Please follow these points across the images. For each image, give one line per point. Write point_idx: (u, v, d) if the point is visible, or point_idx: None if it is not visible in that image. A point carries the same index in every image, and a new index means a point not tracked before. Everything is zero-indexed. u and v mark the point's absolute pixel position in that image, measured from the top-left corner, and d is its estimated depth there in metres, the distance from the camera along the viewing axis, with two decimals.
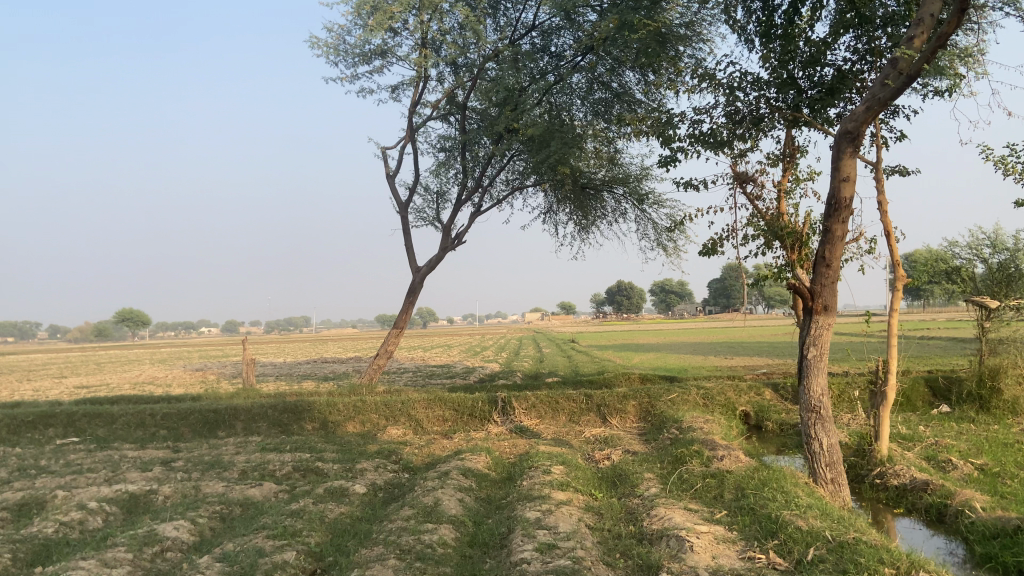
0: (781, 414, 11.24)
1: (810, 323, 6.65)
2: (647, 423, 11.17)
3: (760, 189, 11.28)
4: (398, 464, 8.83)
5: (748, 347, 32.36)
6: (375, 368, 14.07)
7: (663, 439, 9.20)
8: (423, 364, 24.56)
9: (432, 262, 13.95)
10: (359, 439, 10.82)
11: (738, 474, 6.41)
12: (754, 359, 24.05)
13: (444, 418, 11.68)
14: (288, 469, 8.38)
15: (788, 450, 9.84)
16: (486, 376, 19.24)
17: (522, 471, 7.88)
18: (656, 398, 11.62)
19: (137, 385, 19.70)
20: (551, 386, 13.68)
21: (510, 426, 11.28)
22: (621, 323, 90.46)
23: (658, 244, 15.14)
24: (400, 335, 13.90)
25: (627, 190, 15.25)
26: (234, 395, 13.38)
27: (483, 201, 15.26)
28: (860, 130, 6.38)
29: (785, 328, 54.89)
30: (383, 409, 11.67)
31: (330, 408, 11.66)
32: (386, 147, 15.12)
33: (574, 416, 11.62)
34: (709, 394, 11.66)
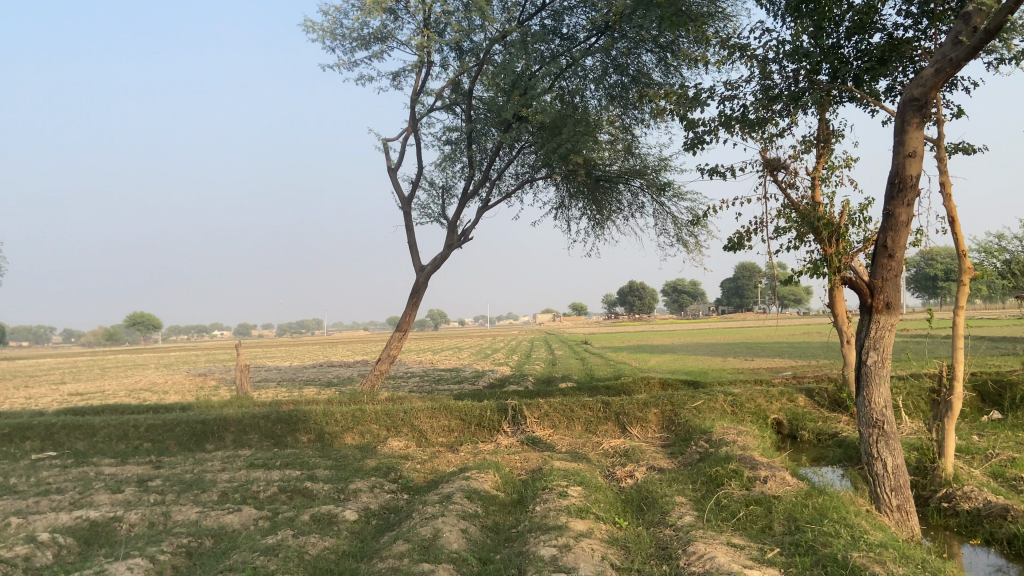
0: (817, 423, 10.27)
1: (868, 324, 5.70)
2: (671, 433, 10.25)
3: (793, 177, 10.33)
4: (396, 483, 7.95)
5: (768, 348, 31.29)
6: (376, 375, 13.17)
7: (692, 454, 8.27)
8: (432, 367, 23.72)
9: (437, 260, 13.08)
10: (357, 452, 9.96)
11: (787, 500, 5.49)
12: (777, 361, 23.03)
13: (450, 428, 10.79)
14: (273, 490, 7.53)
15: (829, 463, 8.87)
16: (496, 380, 18.33)
17: (534, 493, 6.98)
18: (680, 406, 10.68)
19: (134, 392, 18.98)
20: (565, 392, 12.77)
21: (521, 438, 10.38)
22: (634, 324, 89.31)
23: (678, 240, 14.23)
24: (403, 338, 13.00)
25: (645, 182, 14.32)
26: (228, 405, 12.57)
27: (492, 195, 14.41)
28: (929, 96, 5.40)
29: (803, 328, 53.67)
30: (383, 419, 10.80)
31: (326, 418, 10.80)
32: (387, 139, 14.27)
33: (591, 426, 10.70)
34: (738, 401, 10.71)
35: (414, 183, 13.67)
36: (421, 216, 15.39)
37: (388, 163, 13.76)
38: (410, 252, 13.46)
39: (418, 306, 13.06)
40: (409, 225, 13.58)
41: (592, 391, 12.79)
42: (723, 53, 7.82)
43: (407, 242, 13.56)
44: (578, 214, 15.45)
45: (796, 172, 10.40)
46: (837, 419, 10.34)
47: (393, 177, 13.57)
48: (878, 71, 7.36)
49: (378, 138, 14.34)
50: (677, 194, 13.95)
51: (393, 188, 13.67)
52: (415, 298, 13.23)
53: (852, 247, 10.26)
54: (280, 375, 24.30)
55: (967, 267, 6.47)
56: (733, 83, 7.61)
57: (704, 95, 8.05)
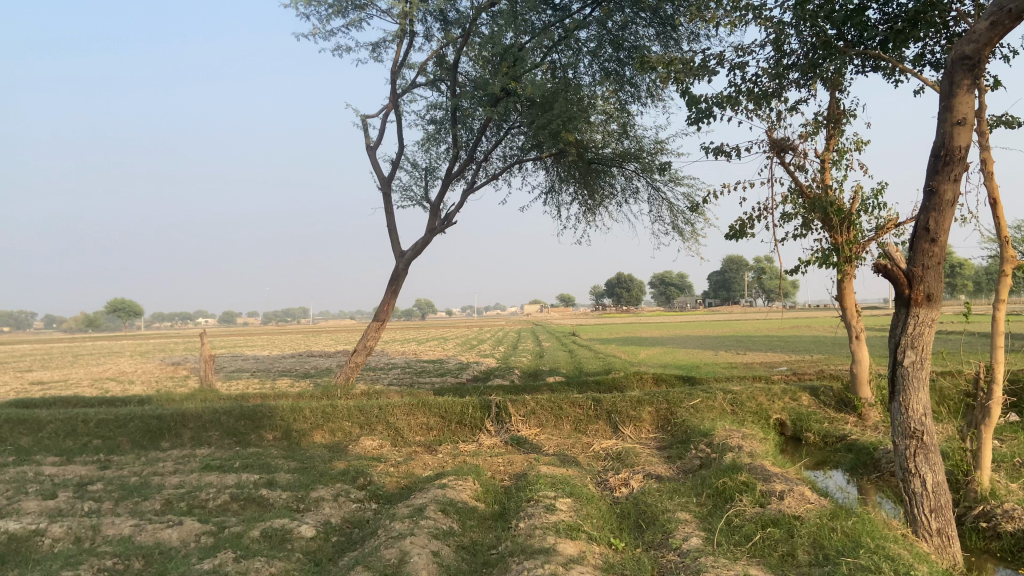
0: (823, 424, 9.54)
1: (904, 318, 4.93)
2: (666, 434, 9.50)
3: (801, 159, 9.57)
4: (364, 490, 7.13)
5: (759, 342, 30.65)
6: (352, 367, 12.32)
7: (692, 460, 7.50)
8: (415, 359, 22.84)
9: (418, 246, 12.22)
10: (325, 454, 9.14)
11: (810, 522, 4.74)
12: (770, 355, 22.36)
13: (429, 426, 9.99)
14: (224, 499, 6.72)
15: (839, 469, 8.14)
16: (481, 373, 17.52)
17: (518, 506, 6.18)
18: (676, 405, 9.90)
19: (99, 382, 18.06)
20: (553, 388, 11.99)
21: (505, 437, 9.60)
22: (622, 316, 88.70)
23: (674, 228, 13.46)
24: (381, 329, 12.15)
25: (640, 166, 13.55)
26: (191, 398, 11.70)
27: (478, 177, 13.56)
28: (983, 54, 4.63)
29: (793, 321, 53.20)
30: (356, 415, 9.99)
31: (294, 415, 9.98)
32: (367, 115, 13.37)
33: (580, 425, 9.92)
34: (739, 399, 9.96)
35: (395, 163, 12.78)
36: (402, 199, 14.53)
37: (366, 141, 12.85)
38: (390, 235, 12.57)
39: (399, 294, 12.22)
40: (388, 207, 12.71)
41: (581, 387, 12.01)
42: (735, 14, 7.02)
43: (387, 225, 12.67)
44: (569, 199, 14.67)
45: (804, 154, 9.64)
46: (845, 421, 9.61)
47: (372, 155, 12.67)
48: (907, 36, 6.59)
49: (356, 114, 13.44)
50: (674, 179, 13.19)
51: (372, 167, 12.76)
52: (394, 286, 12.37)
53: (863, 235, 9.51)
54: (257, 365, 23.40)
55: (1010, 255, 5.59)
56: (745, 48, 6.82)
57: (712, 64, 7.28)
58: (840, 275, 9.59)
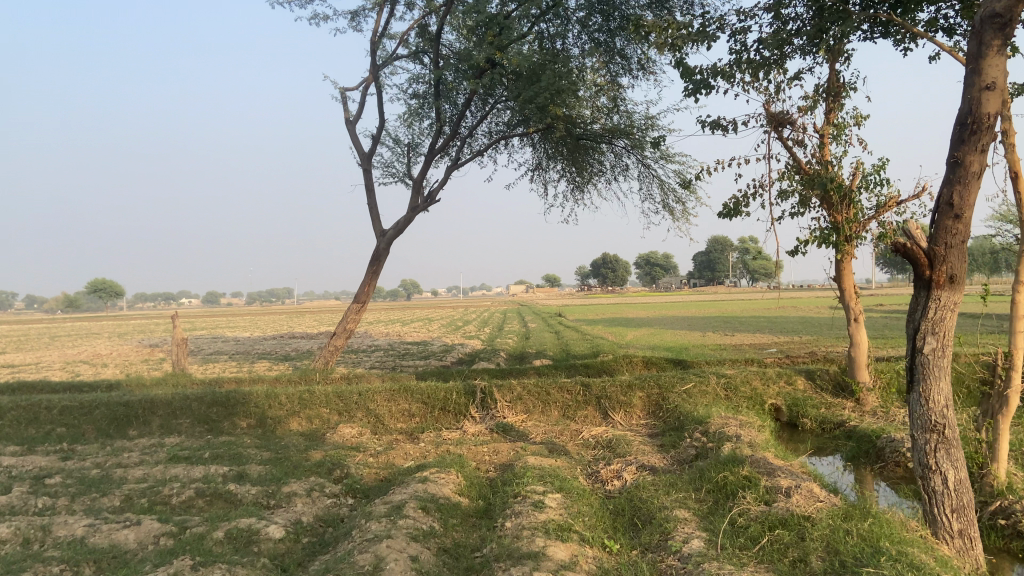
0: (820, 409, 9.21)
1: (923, 301, 4.54)
2: (658, 421, 9.13)
3: (800, 134, 9.12)
4: (339, 484, 6.69)
5: (746, 323, 30.40)
6: (331, 350, 11.84)
7: (687, 450, 7.13)
8: (400, 341, 22.37)
9: (400, 225, 11.72)
10: (301, 443, 8.70)
11: (822, 524, 4.38)
12: (760, 336, 22.07)
13: (411, 413, 9.57)
14: (188, 495, 6.27)
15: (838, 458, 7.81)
16: (465, 355, 17.10)
17: (503, 503, 5.77)
18: (668, 390, 9.53)
19: (71, 365, 17.48)
20: (540, 372, 11.58)
21: (491, 424, 9.19)
22: (608, 296, 88.55)
23: (665, 207, 13.02)
24: (361, 311, 11.67)
25: (631, 142, 13.07)
26: (162, 384, 11.21)
27: (462, 153, 13.02)
28: (1016, 11, 4.19)
29: (779, 302, 53.15)
30: (335, 401, 9.55)
31: (269, 401, 9.52)
32: (346, 88, 12.79)
33: (569, 411, 9.53)
34: (733, 383, 9.60)
35: (376, 138, 12.22)
36: (384, 176, 13.99)
37: (345, 114, 12.26)
38: (370, 214, 12.04)
39: (379, 275, 11.74)
40: (368, 184, 12.16)
41: (569, 371, 11.62)
42: None
43: (366, 203, 12.13)
44: (556, 177, 14.18)
45: (803, 128, 9.19)
46: (842, 406, 9.28)
47: (351, 130, 12.09)
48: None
49: (335, 87, 12.85)
50: (665, 155, 12.73)
51: (351, 142, 12.19)
52: (375, 267, 11.88)
53: (864, 214, 9.11)
54: (236, 347, 22.87)
55: None
56: (749, 10, 6.34)
57: (710, 29, 6.83)
58: (839, 255, 9.21)
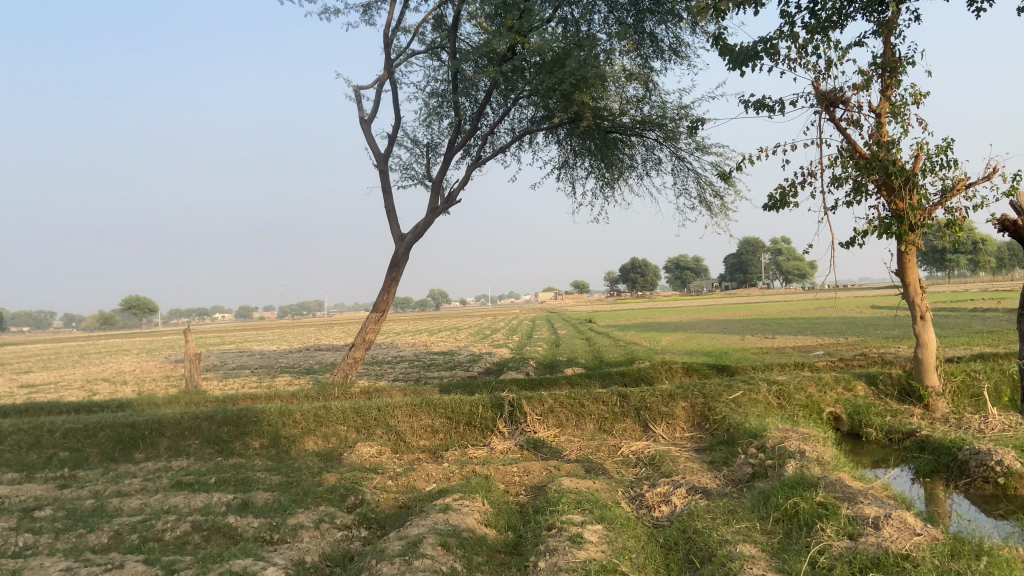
0: (885, 417, 8.34)
1: None
2: (704, 433, 8.31)
3: (853, 113, 8.28)
4: (352, 513, 5.98)
5: (785, 324, 29.26)
6: (351, 363, 11.17)
7: (742, 469, 6.32)
8: (426, 351, 21.70)
9: (420, 228, 11.05)
10: (315, 465, 8.01)
11: (928, 565, 3.57)
12: (802, 338, 21.05)
13: (434, 430, 8.86)
14: (183, 529, 5.59)
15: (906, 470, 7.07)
16: (493, 365, 16.36)
17: (535, 537, 5.00)
18: (713, 399, 8.70)
19: (91, 384, 17.06)
20: (573, 382, 10.81)
21: (520, 440, 8.44)
22: (638, 301, 87.39)
23: (701, 201, 12.20)
24: (380, 320, 11.02)
25: (663, 134, 12.31)
26: (174, 402, 10.64)
27: (484, 150, 12.34)
28: None
29: (816, 302, 51.70)
30: (353, 418, 8.87)
31: (282, 419, 8.86)
32: (360, 87, 12.14)
33: (605, 424, 8.74)
34: (786, 391, 8.76)
35: (392, 137, 11.52)
36: (403, 179, 13.33)
37: (359, 114, 11.58)
38: (387, 217, 11.35)
39: (399, 282, 11.07)
40: (384, 186, 11.45)
41: (604, 380, 10.82)
42: None
43: (384, 206, 11.44)
44: (584, 174, 13.44)
45: (857, 107, 8.34)
46: (910, 414, 8.38)
47: (365, 129, 11.38)
48: None
49: (348, 86, 12.22)
50: (700, 146, 11.93)
51: (366, 142, 11.49)
52: (394, 274, 11.22)
53: (929, 199, 8.24)
54: (260, 361, 22.38)
55: None
56: None
57: None
58: (903, 245, 8.35)
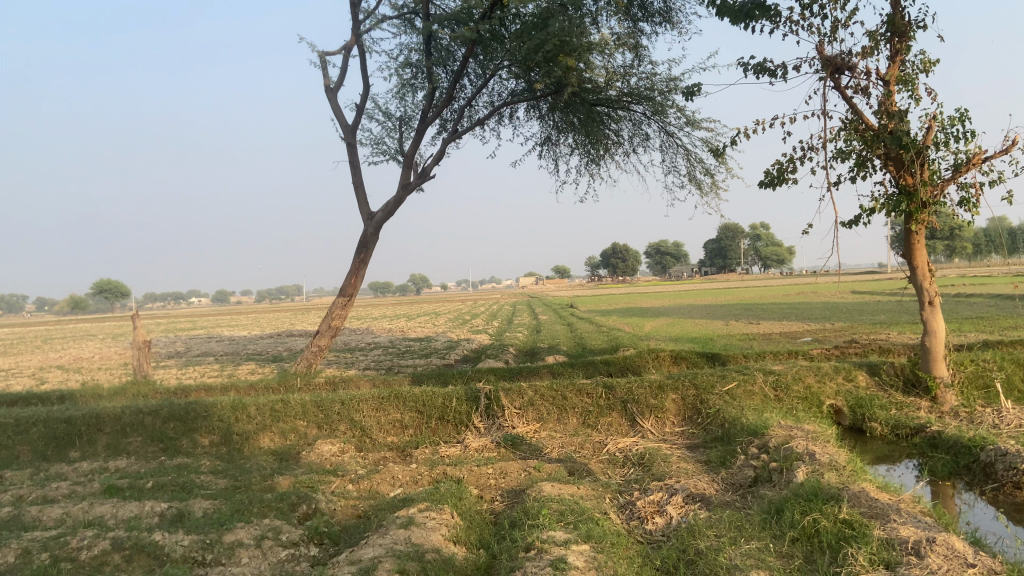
0: (890, 410, 7.73)
1: None
2: (696, 429, 7.65)
3: (859, 80, 7.58)
4: (302, 527, 5.22)
5: (768, 309, 28.79)
6: (315, 352, 10.36)
7: (743, 472, 5.65)
8: (401, 337, 20.89)
9: (389, 206, 10.23)
10: (269, 467, 7.24)
11: None
12: (788, 324, 20.52)
13: (403, 425, 8.13)
14: (101, 548, 4.80)
15: (908, 473, 6.44)
16: (470, 352, 15.62)
17: (511, 560, 4.28)
18: (706, 391, 8.03)
19: (43, 372, 16.11)
20: (554, 372, 10.10)
21: (497, 437, 7.73)
22: (619, 286, 86.99)
23: (691, 179, 11.51)
24: (347, 305, 10.23)
25: (651, 107, 11.57)
26: (121, 395, 9.80)
27: (460, 123, 11.52)
28: None
29: (795, 288, 51.48)
30: (314, 412, 8.10)
31: (235, 413, 8.08)
32: (326, 54, 11.25)
33: (589, 418, 8.04)
34: (784, 382, 8.10)
35: (360, 107, 10.66)
36: (373, 155, 12.49)
37: (324, 82, 10.67)
38: (354, 194, 10.47)
39: (367, 264, 10.26)
40: (352, 161, 10.57)
41: (588, 370, 10.13)
42: None
43: (351, 182, 10.55)
44: (567, 151, 12.69)
45: (864, 73, 7.63)
46: (918, 407, 7.75)
47: (331, 99, 10.47)
48: None
49: (313, 53, 11.32)
50: (691, 120, 11.22)
51: (332, 113, 10.58)
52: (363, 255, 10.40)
53: (940, 175, 7.55)
54: (227, 347, 21.51)
55: None
56: None
57: None
58: (912, 225, 7.63)
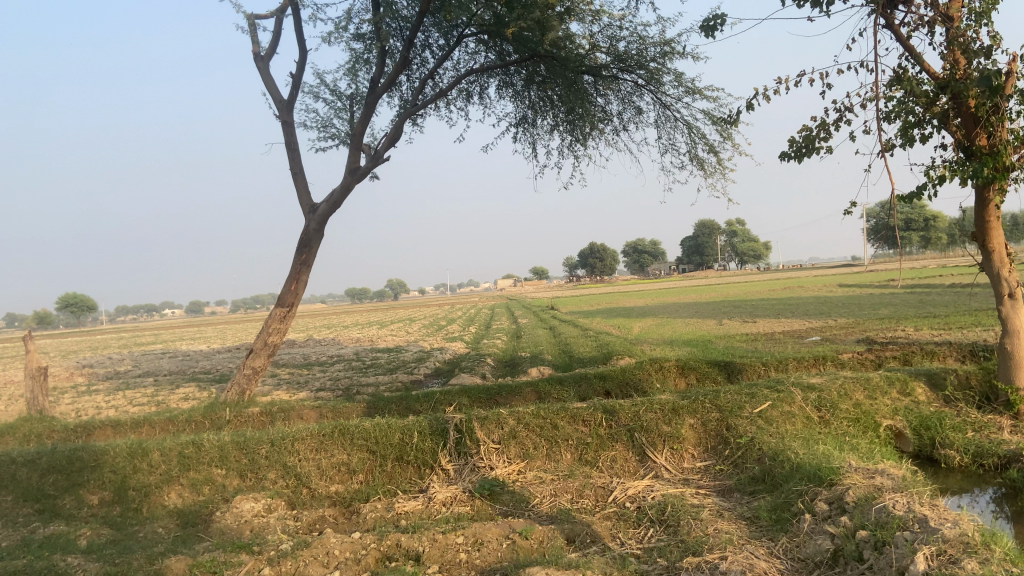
0: (967, 433, 6.12)
1: None
2: (724, 464, 5.98)
3: (919, 14, 5.96)
4: None
5: (758, 307, 27.37)
6: (249, 375, 8.56)
7: (817, 544, 3.99)
8: (369, 348, 19.09)
9: (334, 195, 8.45)
10: (165, 539, 5.43)
11: None
12: (785, 322, 19.02)
13: (351, 468, 6.38)
14: None
15: (1016, 521, 4.84)
16: (442, 365, 13.91)
17: None
18: (733, 415, 6.37)
19: None
20: (540, 393, 8.43)
21: (471, 482, 6.01)
22: (597, 286, 85.58)
23: (692, 157, 9.89)
24: (287, 317, 8.51)
25: (643, 75, 9.92)
26: (7, 436, 7.92)
27: (419, 97, 9.76)
28: None
29: (778, 283, 50.35)
30: (235, 459, 6.32)
31: (133, 463, 6.30)
32: (257, 16, 9.42)
33: (587, 453, 6.33)
34: (829, 400, 6.47)
35: (297, 78, 8.85)
36: (321, 139, 10.69)
37: (253, 49, 8.85)
38: (292, 183, 8.66)
39: (309, 266, 8.50)
40: (289, 143, 8.76)
41: (580, 388, 8.46)
42: None
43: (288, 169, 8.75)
44: (546, 131, 10.98)
45: (925, 6, 6.01)
46: (1001, 426, 6.14)
47: (261, 68, 8.65)
48: None
49: (241, 17, 9.51)
50: (690, 89, 9.59)
51: (264, 86, 8.76)
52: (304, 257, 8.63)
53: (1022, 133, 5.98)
54: (177, 364, 19.56)
55: None
56: None
57: None
58: (991, 198, 6.03)
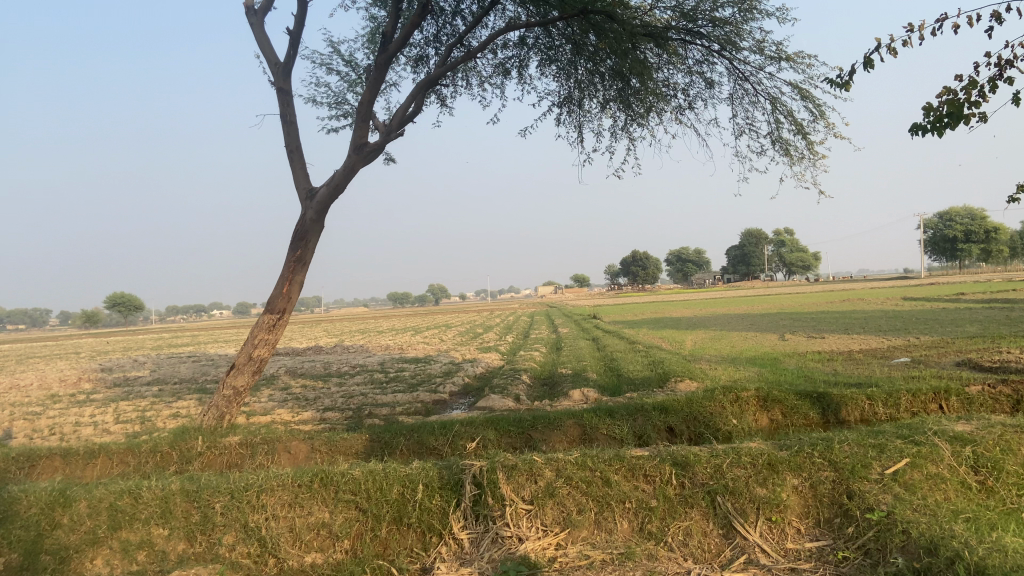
0: None
1: None
2: (846, 548, 4.22)
3: None
4: None
5: (819, 320, 25.18)
6: (230, 397, 7.07)
7: None
8: (395, 358, 17.59)
9: (335, 178, 6.91)
10: None
11: None
12: (858, 339, 16.99)
13: (332, 533, 4.75)
14: None
15: None
16: (473, 381, 12.29)
17: None
18: (855, 476, 4.63)
19: None
20: (586, 428, 6.74)
21: (489, 561, 4.34)
22: (640, 294, 83.31)
23: (774, 140, 8.12)
24: (275, 325, 7.01)
25: (715, 40, 8.19)
26: None
27: (445, 66, 8.18)
28: None
29: (832, 294, 47.70)
30: (181, 518, 4.76)
31: (49, 519, 4.77)
32: None
33: (650, 522, 4.62)
34: (988, 459, 4.67)
35: (296, 36, 7.33)
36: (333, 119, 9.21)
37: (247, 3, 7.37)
38: (288, 163, 7.16)
39: (304, 264, 6.99)
40: (286, 116, 7.27)
41: (636, 424, 6.75)
42: None
43: (284, 147, 7.24)
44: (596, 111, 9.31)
45: None
46: None
47: (254, 24, 7.17)
48: None
49: None
50: (773, 54, 7.85)
51: (257, 47, 7.29)
52: (300, 254, 7.12)
53: None
54: (194, 371, 18.30)
55: None
56: None
57: None
58: None
